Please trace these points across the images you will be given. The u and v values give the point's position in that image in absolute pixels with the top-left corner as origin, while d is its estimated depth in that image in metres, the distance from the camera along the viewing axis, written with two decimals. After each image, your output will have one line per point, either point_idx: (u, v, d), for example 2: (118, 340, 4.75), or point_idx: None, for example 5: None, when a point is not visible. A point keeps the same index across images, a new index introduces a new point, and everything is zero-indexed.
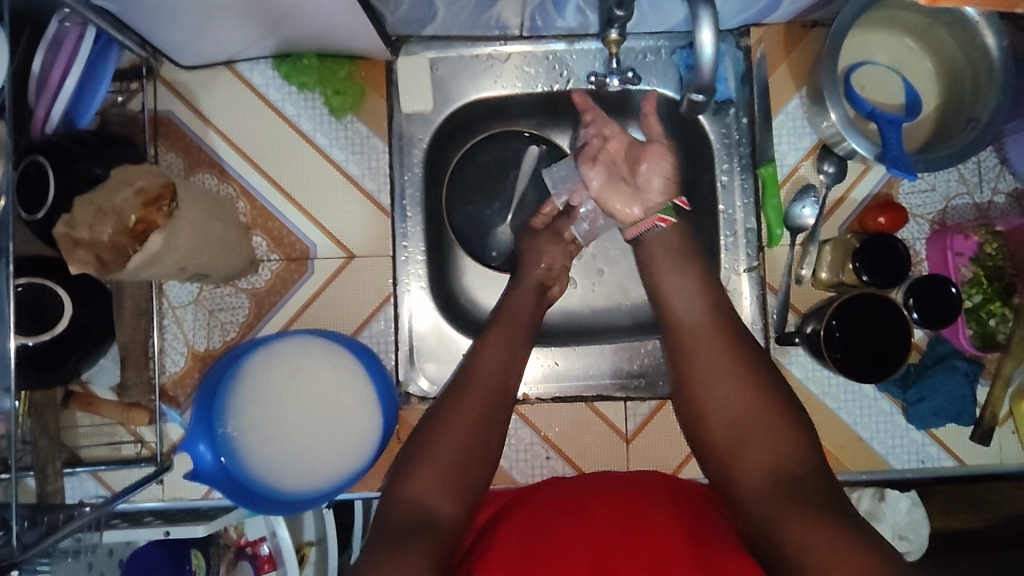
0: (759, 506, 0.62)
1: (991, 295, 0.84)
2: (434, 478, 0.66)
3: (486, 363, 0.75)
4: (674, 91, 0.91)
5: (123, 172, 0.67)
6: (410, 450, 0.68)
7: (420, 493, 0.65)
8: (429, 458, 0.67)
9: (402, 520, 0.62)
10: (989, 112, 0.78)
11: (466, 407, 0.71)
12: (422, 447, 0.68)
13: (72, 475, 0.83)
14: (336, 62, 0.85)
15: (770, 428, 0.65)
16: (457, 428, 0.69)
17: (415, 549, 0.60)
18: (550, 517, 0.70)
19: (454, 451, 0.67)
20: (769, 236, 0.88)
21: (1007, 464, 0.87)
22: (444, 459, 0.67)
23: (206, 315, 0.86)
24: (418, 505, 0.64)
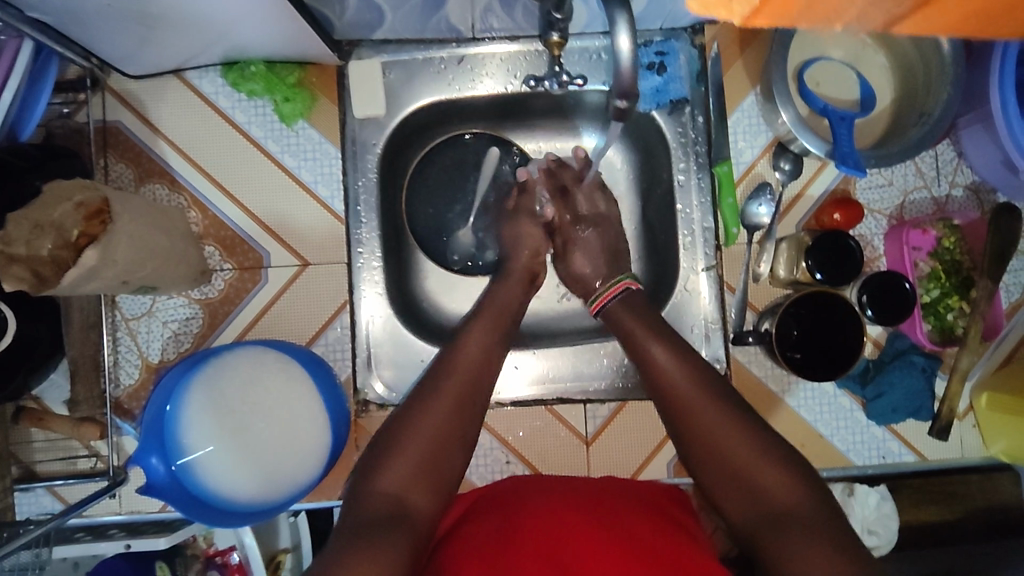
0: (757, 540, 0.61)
1: (949, 290, 0.84)
2: (410, 470, 0.66)
3: (468, 356, 0.75)
4: (603, 82, 0.90)
5: (56, 186, 0.65)
6: (386, 441, 0.68)
7: (393, 487, 0.65)
8: (405, 451, 0.67)
9: (376, 511, 0.62)
10: (941, 106, 0.78)
11: (439, 400, 0.70)
12: (397, 439, 0.68)
13: (26, 491, 0.82)
14: (285, 68, 0.84)
15: (754, 474, 0.64)
16: (430, 421, 0.69)
17: (391, 541, 0.60)
18: (514, 515, 0.69)
19: (429, 441, 0.67)
20: (725, 234, 0.87)
21: (967, 458, 0.87)
22: (418, 452, 0.67)
23: (159, 327, 0.85)
24: (392, 498, 0.64)
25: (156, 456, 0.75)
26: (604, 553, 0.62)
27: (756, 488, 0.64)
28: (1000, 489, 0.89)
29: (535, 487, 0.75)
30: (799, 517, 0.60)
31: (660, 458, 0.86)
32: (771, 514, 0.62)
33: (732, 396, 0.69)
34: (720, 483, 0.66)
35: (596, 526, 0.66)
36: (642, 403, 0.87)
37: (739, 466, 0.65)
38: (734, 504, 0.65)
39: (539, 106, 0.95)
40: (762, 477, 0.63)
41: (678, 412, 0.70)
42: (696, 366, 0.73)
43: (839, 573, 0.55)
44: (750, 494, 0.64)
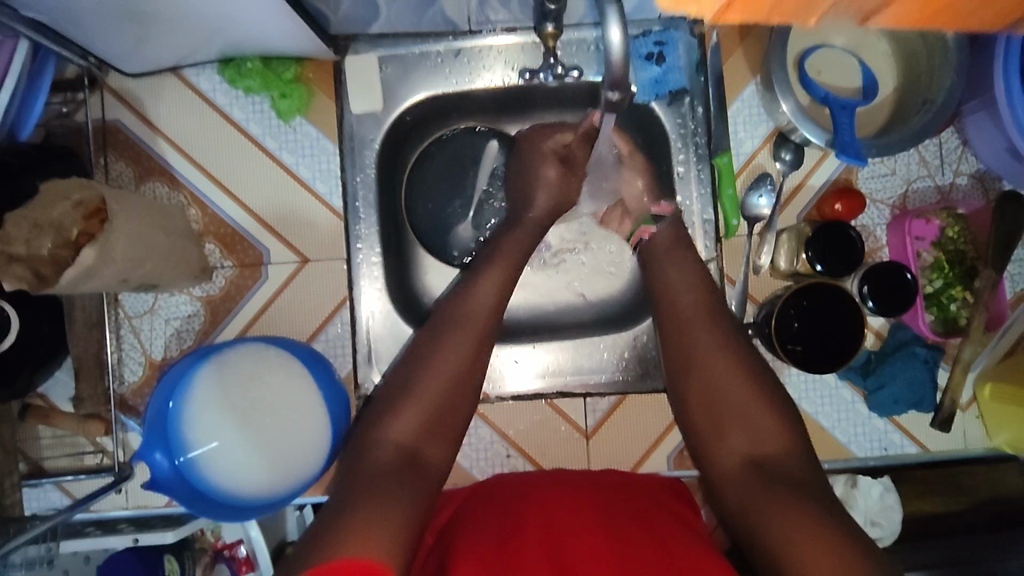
0: (745, 491, 0.64)
1: (953, 280, 0.83)
2: (419, 419, 0.68)
3: (480, 302, 0.76)
4: (596, 72, 0.89)
5: (54, 184, 0.66)
6: (399, 386, 0.71)
7: (404, 435, 0.67)
8: (416, 397, 0.70)
9: (390, 458, 0.65)
10: (944, 93, 0.77)
11: (445, 360, 0.72)
12: (407, 389, 0.70)
13: (35, 487, 0.83)
14: (281, 63, 0.84)
15: (757, 422, 0.68)
16: (444, 366, 0.72)
17: (401, 488, 0.62)
18: (512, 507, 0.70)
19: (437, 394, 0.70)
20: (725, 227, 0.87)
21: (971, 449, 0.87)
22: (426, 403, 0.70)
23: (162, 324, 0.86)
24: (404, 447, 0.66)
25: (161, 452, 0.76)
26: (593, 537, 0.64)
27: (756, 436, 0.67)
28: (1004, 480, 0.89)
29: (532, 481, 0.75)
30: (789, 468, 0.64)
31: (660, 451, 0.87)
32: (762, 463, 0.65)
33: (735, 359, 0.72)
34: (720, 435, 0.69)
35: (586, 513, 0.67)
36: (642, 397, 0.88)
37: (744, 416, 0.69)
38: (730, 453, 0.68)
39: (537, 98, 0.94)
40: (764, 442, 0.67)
41: (686, 369, 0.74)
42: (709, 325, 0.75)
43: (821, 514, 0.57)
44: (750, 440, 0.67)
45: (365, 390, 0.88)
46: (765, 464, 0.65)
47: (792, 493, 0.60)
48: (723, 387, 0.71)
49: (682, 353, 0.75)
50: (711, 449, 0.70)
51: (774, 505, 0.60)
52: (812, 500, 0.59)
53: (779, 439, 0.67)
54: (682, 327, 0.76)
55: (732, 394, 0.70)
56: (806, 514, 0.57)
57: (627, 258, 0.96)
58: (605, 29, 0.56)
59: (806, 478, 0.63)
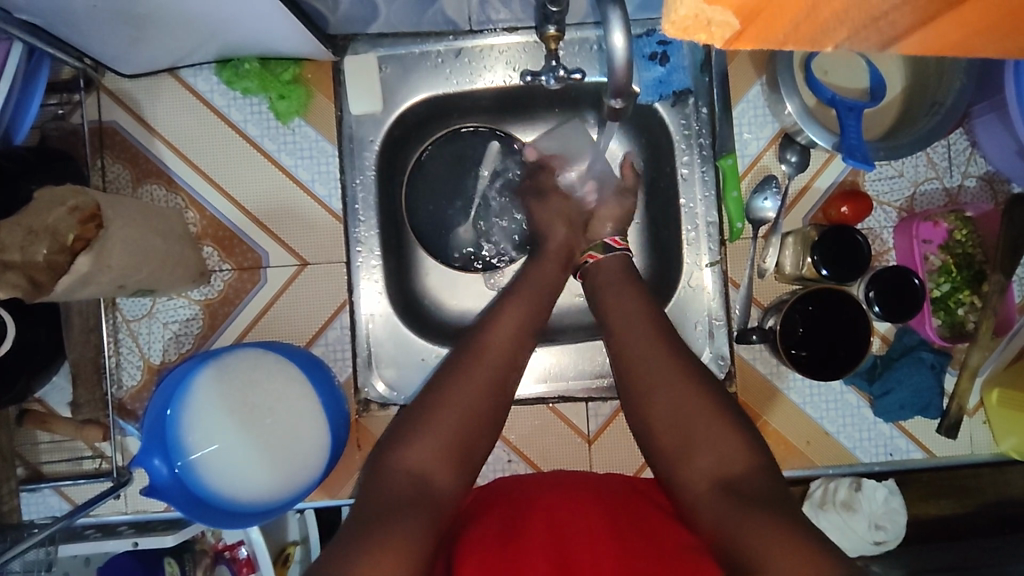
0: (713, 514, 0.61)
1: (960, 284, 0.82)
2: (437, 447, 0.65)
3: (504, 334, 0.74)
4: (600, 73, 0.88)
5: (49, 192, 0.65)
6: (418, 411, 0.68)
7: (419, 464, 0.64)
8: (437, 423, 0.66)
9: (400, 488, 0.62)
10: (954, 95, 0.76)
11: (470, 382, 0.69)
12: (429, 414, 0.67)
13: (33, 492, 0.82)
14: (280, 64, 0.83)
15: (720, 446, 0.65)
16: (466, 391, 0.68)
17: (412, 517, 0.60)
18: (510, 510, 0.69)
19: (461, 416, 0.67)
20: (729, 230, 0.86)
21: (976, 454, 0.86)
22: (446, 427, 0.66)
23: (160, 328, 0.85)
24: (418, 475, 0.63)
25: (159, 458, 0.75)
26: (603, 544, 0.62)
27: (722, 457, 0.65)
28: (1009, 482, 0.89)
29: (530, 485, 0.74)
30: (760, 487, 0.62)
31: None
32: (732, 485, 0.63)
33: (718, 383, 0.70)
34: (682, 455, 0.66)
35: (590, 515, 0.66)
36: None
37: (705, 439, 0.66)
38: (700, 475, 0.65)
39: (538, 99, 0.93)
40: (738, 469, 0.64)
41: (648, 388, 0.71)
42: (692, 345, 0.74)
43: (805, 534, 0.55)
44: (713, 460, 0.65)
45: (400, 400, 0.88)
46: (735, 486, 0.62)
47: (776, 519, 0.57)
48: (683, 406, 0.68)
49: (640, 371, 0.72)
50: (672, 470, 0.67)
51: (750, 526, 0.57)
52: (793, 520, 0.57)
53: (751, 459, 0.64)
54: (657, 343, 0.73)
55: (692, 412, 0.68)
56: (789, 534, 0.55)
57: None
58: (608, 35, 0.55)
59: (777, 497, 0.61)
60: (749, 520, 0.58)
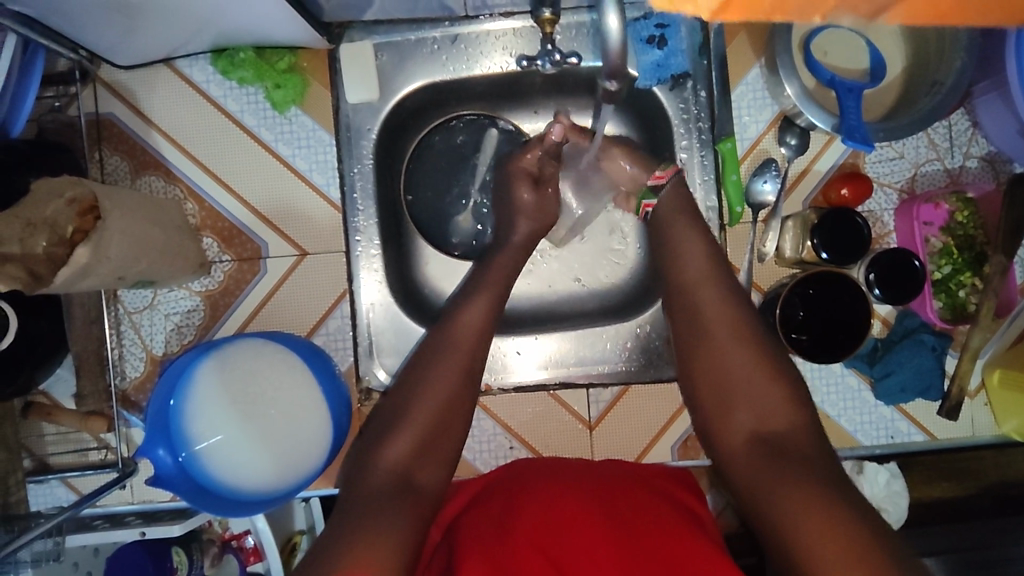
0: (750, 477, 0.65)
1: (961, 266, 0.82)
2: (413, 440, 0.67)
3: (467, 332, 0.74)
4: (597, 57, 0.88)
5: (44, 184, 0.65)
6: (392, 414, 0.70)
7: (399, 459, 0.66)
8: (408, 419, 0.68)
9: (380, 485, 0.64)
10: (955, 74, 0.75)
11: (445, 371, 0.72)
12: (405, 409, 0.69)
13: (41, 483, 0.83)
14: (275, 53, 0.83)
15: (762, 409, 0.68)
16: (434, 389, 0.70)
17: (394, 515, 0.61)
18: (514, 498, 0.69)
19: (430, 410, 0.69)
20: (729, 214, 0.85)
21: (979, 436, 0.86)
22: (423, 418, 0.69)
23: (161, 319, 0.85)
24: (399, 470, 0.66)
25: (163, 448, 0.76)
26: (603, 535, 0.62)
27: (761, 417, 0.68)
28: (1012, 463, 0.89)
29: (534, 471, 0.74)
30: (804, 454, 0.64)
31: (665, 441, 0.86)
32: (770, 443, 0.66)
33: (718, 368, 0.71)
34: (724, 416, 0.71)
35: (588, 500, 0.67)
36: (646, 388, 0.87)
37: (745, 399, 0.69)
38: (737, 430, 0.69)
39: (534, 85, 0.92)
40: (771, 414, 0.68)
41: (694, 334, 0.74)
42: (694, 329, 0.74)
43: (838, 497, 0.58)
44: (755, 421, 0.68)
45: (377, 387, 0.88)
46: (773, 445, 0.66)
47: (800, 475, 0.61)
48: (722, 372, 0.71)
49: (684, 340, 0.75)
50: (716, 430, 0.71)
51: (779, 490, 0.61)
52: (823, 482, 0.60)
53: (790, 422, 0.67)
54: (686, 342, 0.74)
55: (728, 374, 0.71)
56: (818, 499, 0.58)
57: (632, 246, 0.96)
58: (602, 17, 0.55)
59: (801, 454, 0.64)
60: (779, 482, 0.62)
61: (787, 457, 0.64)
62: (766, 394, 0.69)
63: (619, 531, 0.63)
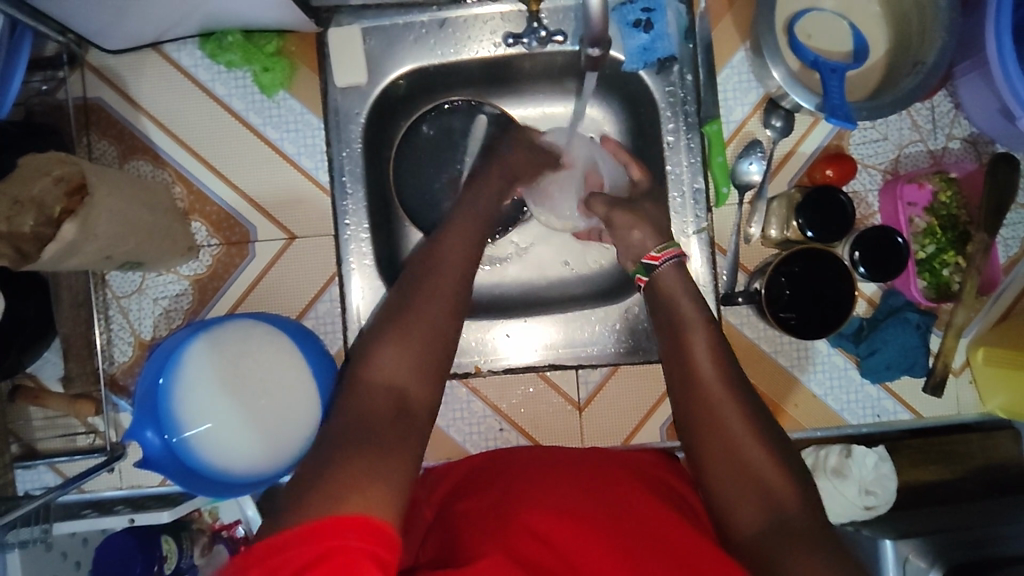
0: (752, 537, 0.59)
1: (945, 245, 0.83)
2: (408, 352, 0.61)
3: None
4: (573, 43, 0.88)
5: (30, 161, 0.65)
6: (388, 320, 0.63)
7: (394, 374, 0.59)
8: (401, 339, 0.61)
9: (379, 405, 0.57)
10: (935, 54, 0.76)
11: (440, 288, 0.66)
12: (399, 319, 0.63)
13: (28, 468, 0.83)
14: (263, 37, 0.83)
15: (743, 452, 0.63)
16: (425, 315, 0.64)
17: (389, 439, 0.55)
18: (508, 488, 0.68)
19: (433, 327, 0.63)
20: (716, 195, 0.86)
21: (963, 414, 0.87)
22: (419, 329, 0.62)
23: (150, 304, 0.85)
24: (394, 386, 0.59)
25: (152, 429, 0.76)
26: (603, 529, 0.61)
27: (769, 492, 0.60)
28: (997, 442, 0.90)
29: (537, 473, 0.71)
30: (794, 504, 0.60)
31: (652, 423, 0.87)
32: (768, 499, 0.60)
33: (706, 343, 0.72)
34: (733, 490, 0.62)
35: (585, 492, 0.66)
36: (635, 370, 0.88)
37: (742, 450, 0.63)
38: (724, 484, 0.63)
39: (522, 71, 0.93)
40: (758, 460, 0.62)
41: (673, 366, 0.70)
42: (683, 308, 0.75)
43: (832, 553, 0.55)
44: (763, 496, 0.60)
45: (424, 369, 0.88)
46: (784, 527, 0.58)
47: (799, 535, 0.57)
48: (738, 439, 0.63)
49: (685, 368, 0.69)
50: (707, 474, 0.64)
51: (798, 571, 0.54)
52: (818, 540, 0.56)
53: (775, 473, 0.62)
54: (680, 332, 0.71)
55: (727, 422, 0.65)
56: None
57: None
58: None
59: (802, 512, 0.59)
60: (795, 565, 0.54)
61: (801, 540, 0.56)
62: (774, 466, 0.62)
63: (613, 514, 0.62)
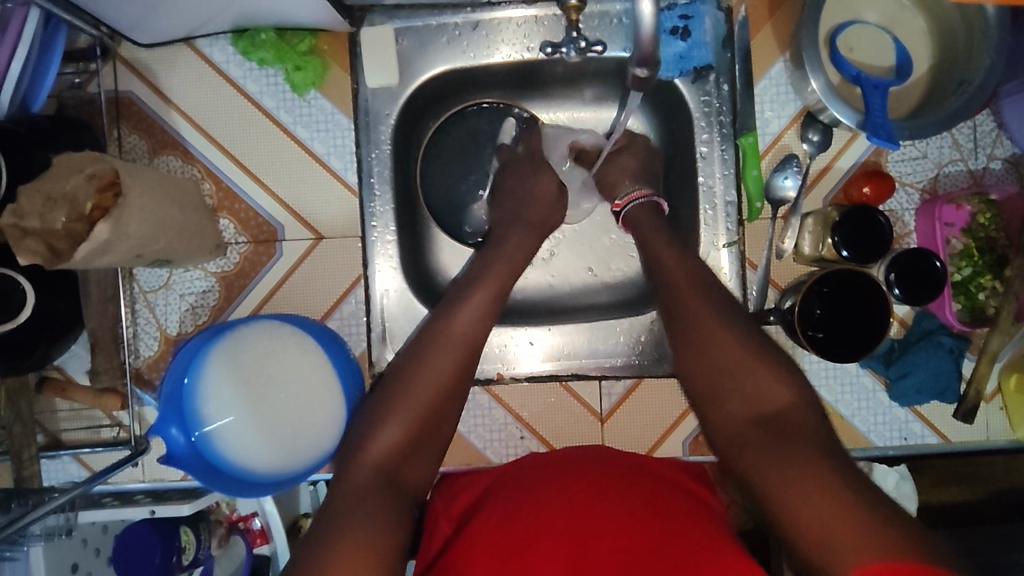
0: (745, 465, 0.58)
1: (982, 268, 0.81)
2: (398, 430, 0.65)
3: (461, 324, 0.70)
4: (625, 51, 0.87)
5: (67, 158, 0.65)
6: (382, 400, 0.67)
7: (387, 454, 0.64)
8: (390, 414, 0.65)
9: (365, 485, 0.61)
10: (983, 74, 0.74)
11: (439, 354, 0.69)
12: (391, 396, 0.67)
13: (54, 458, 0.84)
14: (297, 35, 0.83)
15: (751, 384, 0.62)
16: (424, 373, 0.68)
17: (371, 508, 0.59)
18: (529, 490, 0.67)
19: (426, 397, 0.67)
20: (749, 209, 0.85)
21: (993, 440, 0.85)
22: (411, 403, 0.66)
23: (176, 299, 0.85)
24: (382, 467, 0.63)
25: (176, 426, 0.75)
26: (624, 546, 0.60)
27: (756, 397, 0.61)
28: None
29: (547, 467, 0.72)
30: (795, 422, 0.58)
31: (676, 437, 0.86)
32: (767, 422, 0.59)
33: None
34: (718, 399, 0.63)
35: (608, 499, 0.65)
36: (659, 382, 0.87)
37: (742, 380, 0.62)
38: (728, 417, 0.62)
39: (553, 75, 0.92)
40: (763, 389, 0.61)
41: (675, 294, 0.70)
42: None
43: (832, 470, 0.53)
44: (749, 402, 0.61)
45: None
46: (774, 421, 0.59)
47: (798, 453, 0.55)
48: (718, 357, 0.64)
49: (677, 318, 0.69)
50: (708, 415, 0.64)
51: (774, 465, 0.55)
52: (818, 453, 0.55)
53: (782, 393, 0.61)
54: (675, 293, 0.70)
55: (722, 355, 0.64)
56: (844, 506, 0.50)
57: None
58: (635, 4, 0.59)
59: (810, 433, 0.57)
60: (771, 462, 0.55)
61: (789, 437, 0.57)
62: (781, 396, 0.60)
63: (639, 525, 0.62)
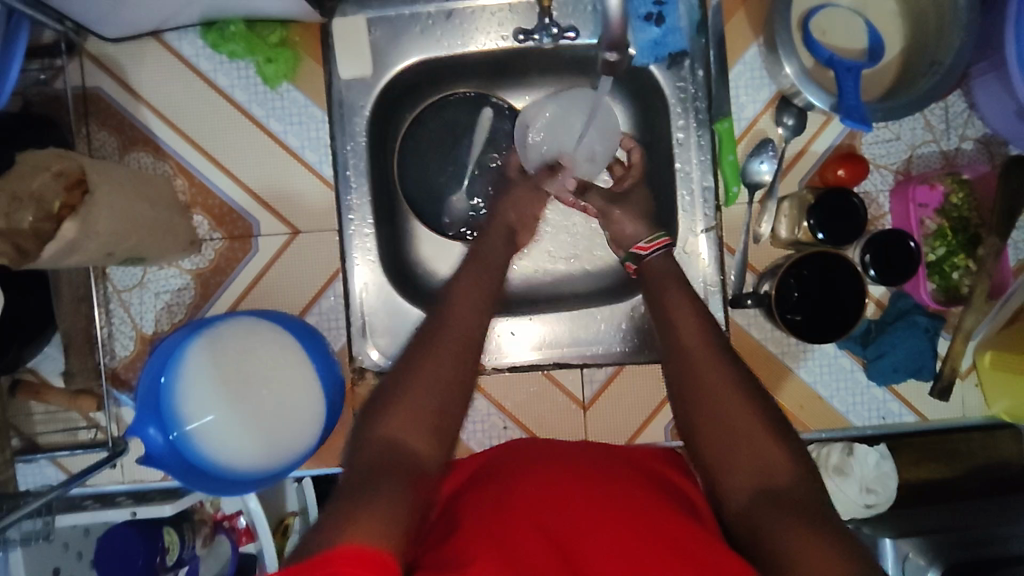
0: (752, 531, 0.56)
1: (956, 248, 0.82)
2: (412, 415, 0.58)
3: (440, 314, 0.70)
4: (592, 36, 0.86)
5: (30, 156, 0.64)
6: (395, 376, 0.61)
7: (398, 431, 0.57)
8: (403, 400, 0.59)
9: (374, 459, 0.55)
10: (953, 54, 0.74)
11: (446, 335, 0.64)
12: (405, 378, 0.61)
13: (30, 462, 0.83)
14: (266, 27, 0.81)
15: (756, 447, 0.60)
16: (440, 358, 0.62)
17: (384, 486, 0.52)
18: (513, 481, 0.66)
19: (441, 376, 0.61)
20: (725, 194, 0.85)
21: (968, 417, 0.86)
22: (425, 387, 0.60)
23: (151, 297, 0.84)
24: (394, 442, 0.56)
25: (154, 426, 0.75)
26: (602, 522, 0.58)
27: (758, 457, 0.59)
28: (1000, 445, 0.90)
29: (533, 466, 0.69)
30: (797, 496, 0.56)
31: (659, 422, 0.86)
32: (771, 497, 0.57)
33: None
34: (721, 450, 0.61)
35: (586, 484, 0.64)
36: (640, 368, 0.87)
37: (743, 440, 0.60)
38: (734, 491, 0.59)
39: (529, 64, 0.92)
40: (768, 456, 0.59)
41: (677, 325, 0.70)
42: None
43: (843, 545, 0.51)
44: (751, 463, 0.59)
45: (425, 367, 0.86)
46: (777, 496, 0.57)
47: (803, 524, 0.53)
48: (720, 414, 0.62)
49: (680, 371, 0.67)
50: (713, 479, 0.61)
51: (782, 535, 0.53)
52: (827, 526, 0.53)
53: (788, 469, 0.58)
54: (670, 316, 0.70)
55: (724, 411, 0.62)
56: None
57: None
58: None
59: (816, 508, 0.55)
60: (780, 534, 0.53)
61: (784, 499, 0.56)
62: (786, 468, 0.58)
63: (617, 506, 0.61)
